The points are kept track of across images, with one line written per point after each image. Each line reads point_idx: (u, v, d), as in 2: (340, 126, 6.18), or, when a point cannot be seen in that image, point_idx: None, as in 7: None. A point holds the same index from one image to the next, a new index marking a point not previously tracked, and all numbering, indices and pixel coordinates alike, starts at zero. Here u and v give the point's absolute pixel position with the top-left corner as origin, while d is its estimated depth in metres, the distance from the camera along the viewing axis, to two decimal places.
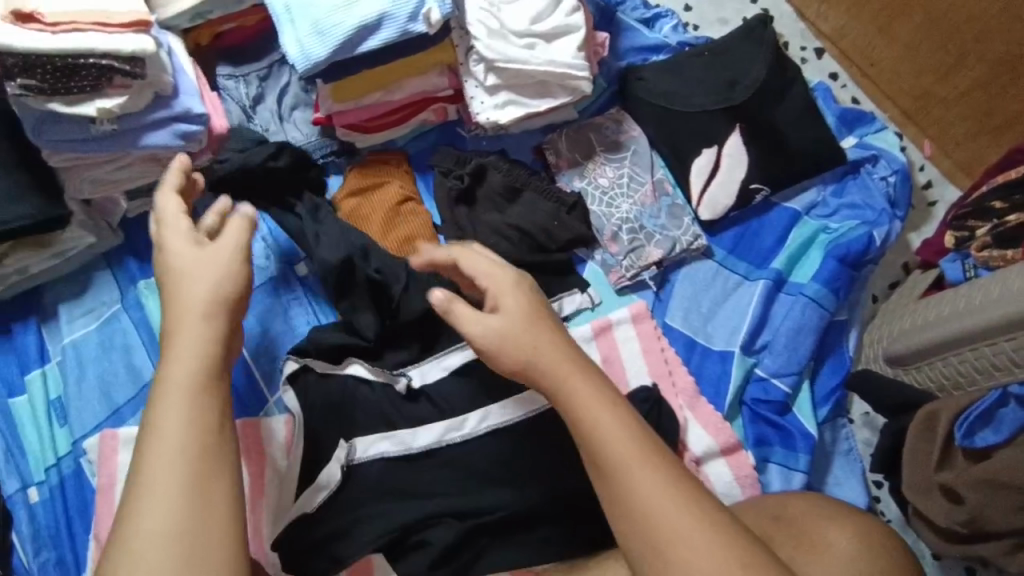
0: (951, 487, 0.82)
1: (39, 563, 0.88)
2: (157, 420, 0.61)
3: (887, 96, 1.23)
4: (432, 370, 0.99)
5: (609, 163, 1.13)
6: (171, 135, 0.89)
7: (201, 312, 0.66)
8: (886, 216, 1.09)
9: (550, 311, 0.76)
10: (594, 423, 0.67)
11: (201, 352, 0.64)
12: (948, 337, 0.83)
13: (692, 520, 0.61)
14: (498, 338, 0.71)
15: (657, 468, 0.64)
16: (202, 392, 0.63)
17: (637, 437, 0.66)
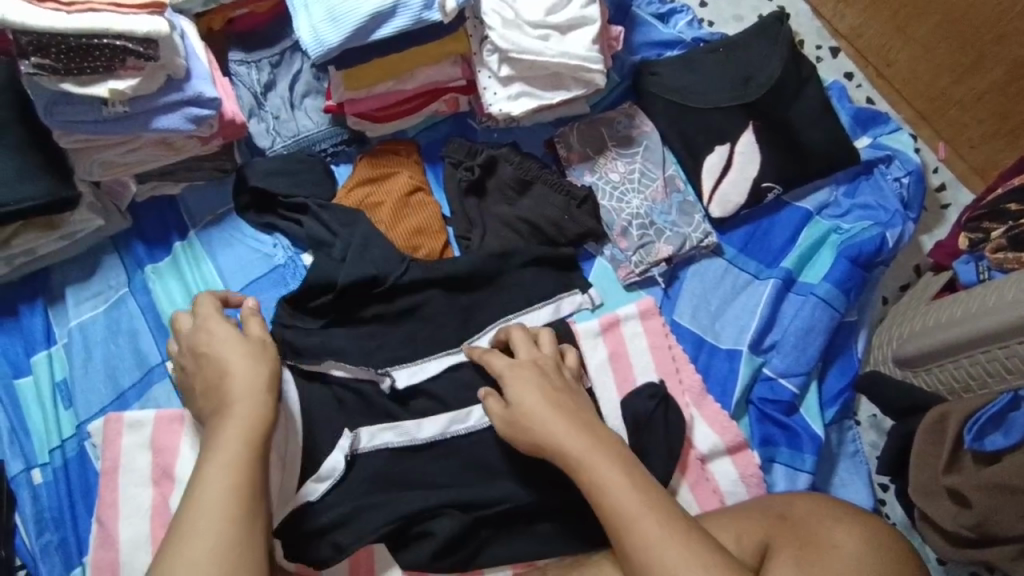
0: (958, 490, 0.81)
1: (41, 545, 0.88)
2: (203, 470, 0.69)
3: (903, 97, 1.22)
4: (426, 368, 0.97)
5: (620, 157, 1.12)
6: (182, 118, 0.89)
7: (256, 384, 0.76)
8: (899, 217, 1.09)
9: (548, 377, 0.85)
10: (600, 481, 0.73)
11: (241, 411, 0.73)
12: (961, 339, 0.82)
13: (691, 559, 0.67)
14: (505, 425, 0.82)
15: (661, 517, 0.70)
16: (244, 442, 0.71)
17: (643, 490, 0.72)
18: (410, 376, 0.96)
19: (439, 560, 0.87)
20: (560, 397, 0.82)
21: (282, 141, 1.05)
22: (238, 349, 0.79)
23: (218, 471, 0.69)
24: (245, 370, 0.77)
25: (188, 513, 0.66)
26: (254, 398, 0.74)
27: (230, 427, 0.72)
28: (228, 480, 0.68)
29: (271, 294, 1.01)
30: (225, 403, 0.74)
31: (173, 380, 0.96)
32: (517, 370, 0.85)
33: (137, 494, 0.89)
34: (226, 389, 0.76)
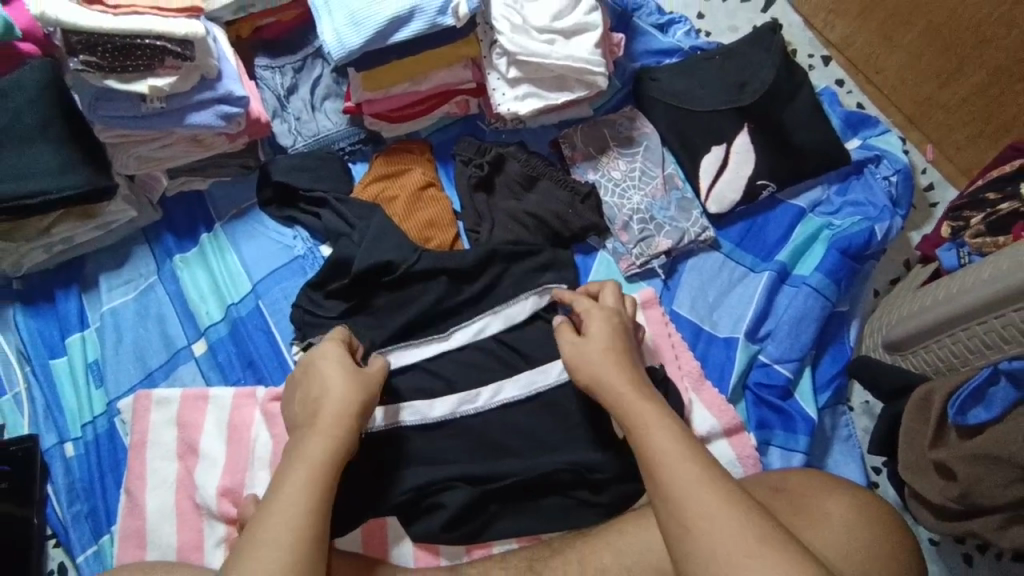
0: (944, 464, 0.85)
1: (72, 514, 0.93)
2: (290, 471, 0.75)
3: (892, 102, 1.29)
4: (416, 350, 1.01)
5: (622, 157, 1.18)
6: (214, 115, 0.96)
7: (341, 411, 0.79)
8: (888, 212, 1.14)
9: (622, 332, 0.89)
10: (642, 423, 0.78)
11: (329, 436, 0.77)
12: (942, 319, 0.87)
13: (717, 498, 0.70)
14: (570, 355, 0.87)
15: (696, 461, 0.73)
16: (324, 468, 0.75)
17: (683, 438, 0.76)
18: (402, 356, 1.00)
19: (448, 531, 0.92)
20: (626, 351, 0.86)
21: (303, 140, 1.12)
22: (336, 380, 0.82)
23: (297, 488, 0.73)
24: (341, 397, 0.80)
25: (260, 526, 0.71)
26: (343, 423, 0.79)
27: (313, 446, 0.76)
28: (305, 497, 0.73)
29: (290, 282, 1.07)
30: (318, 423, 0.78)
31: (198, 362, 1.02)
32: (604, 313, 0.90)
33: (163, 467, 0.94)
34: (318, 415, 0.79)
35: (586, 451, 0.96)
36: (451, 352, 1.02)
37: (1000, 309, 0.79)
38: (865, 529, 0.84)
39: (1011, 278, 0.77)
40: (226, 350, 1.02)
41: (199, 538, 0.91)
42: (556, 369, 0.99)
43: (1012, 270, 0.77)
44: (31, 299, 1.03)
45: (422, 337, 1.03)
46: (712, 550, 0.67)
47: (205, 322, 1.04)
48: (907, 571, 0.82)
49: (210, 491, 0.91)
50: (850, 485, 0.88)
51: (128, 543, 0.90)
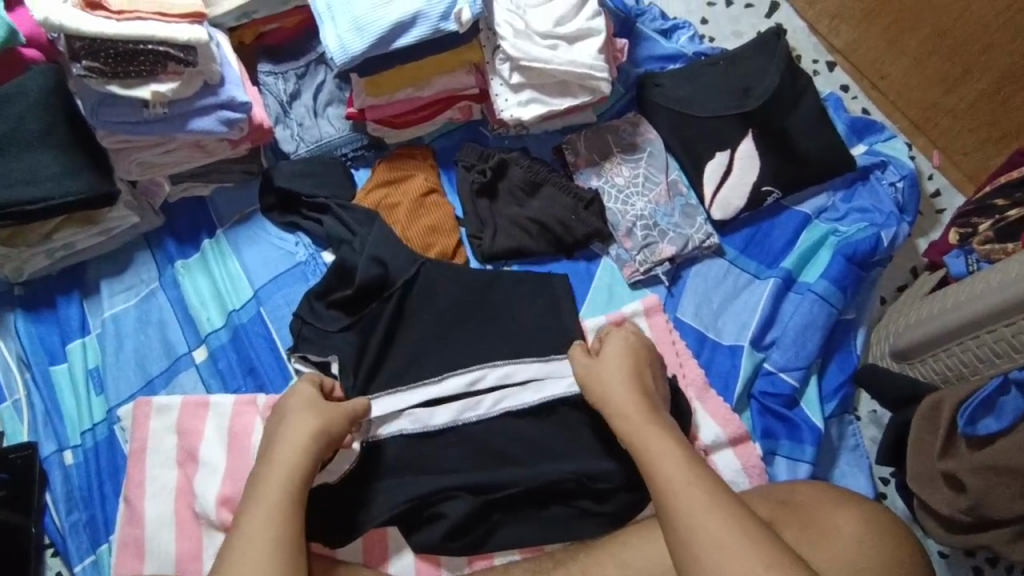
0: (953, 474, 0.84)
1: (70, 523, 0.92)
2: (249, 513, 0.77)
3: (898, 108, 1.28)
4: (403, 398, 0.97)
5: (625, 163, 1.18)
6: (216, 121, 0.95)
7: (300, 445, 0.82)
8: (895, 218, 1.12)
9: (640, 354, 0.91)
10: (650, 450, 0.79)
11: (284, 465, 0.80)
12: (949, 329, 0.86)
13: (725, 525, 0.71)
14: (584, 376, 0.90)
15: (703, 488, 0.74)
16: (283, 495, 0.78)
17: (691, 463, 0.77)
18: (388, 404, 0.97)
19: (450, 540, 0.91)
20: (637, 374, 0.88)
21: (306, 146, 1.12)
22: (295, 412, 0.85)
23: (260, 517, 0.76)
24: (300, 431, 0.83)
25: (229, 560, 0.74)
26: (300, 456, 0.81)
27: (271, 485, 0.79)
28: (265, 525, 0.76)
29: (292, 290, 1.06)
30: (275, 454, 0.81)
31: (199, 368, 1.02)
32: (623, 336, 0.92)
33: (163, 474, 0.93)
34: (270, 451, 0.82)
35: (589, 460, 0.95)
36: (454, 359, 1.01)
37: (1010, 317, 0.78)
38: (874, 543, 0.83)
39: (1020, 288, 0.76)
40: (227, 358, 1.02)
41: (198, 547, 0.90)
42: (562, 380, 0.99)
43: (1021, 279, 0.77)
44: (32, 304, 1.03)
45: (424, 345, 1.02)
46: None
47: (206, 329, 1.03)
48: None
49: (210, 500, 0.91)
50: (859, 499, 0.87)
51: (126, 552, 0.90)
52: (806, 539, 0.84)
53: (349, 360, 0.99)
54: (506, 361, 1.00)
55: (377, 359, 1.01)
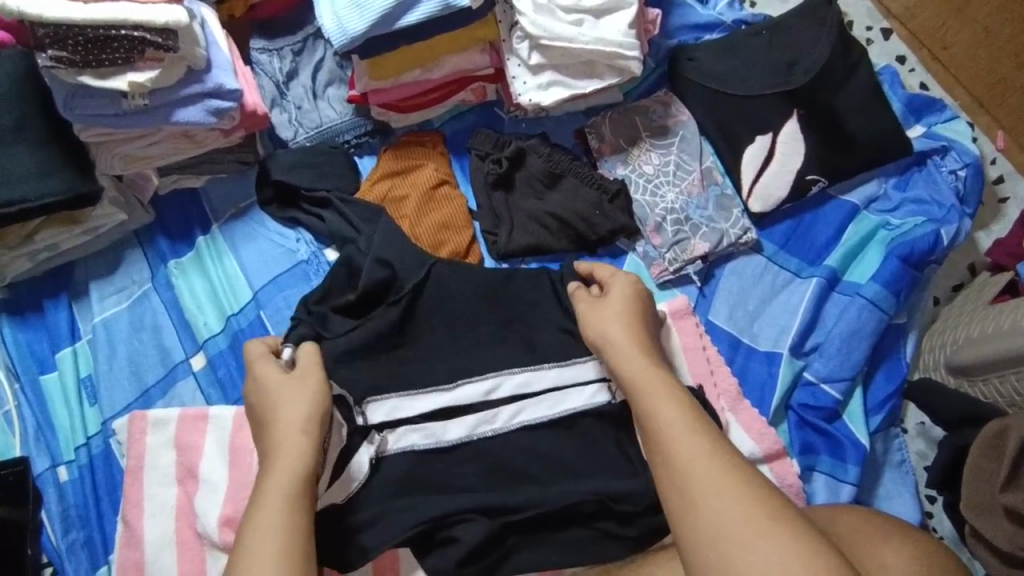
0: (1017, 509, 0.76)
1: (67, 543, 0.87)
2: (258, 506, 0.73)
3: (961, 82, 1.14)
4: (404, 407, 0.91)
5: (655, 149, 1.07)
6: (203, 111, 0.86)
7: (299, 429, 0.78)
8: (955, 213, 1.01)
9: (645, 303, 0.88)
10: (651, 396, 0.75)
11: (294, 438, 0.77)
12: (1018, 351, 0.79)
13: (722, 474, 0.65)
14: (586, 316, 0.86)
15: (703, 435, 0.69)
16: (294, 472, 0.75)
17: (690, 415, 0.72)
18: (386, 411, 0.91)
19: (465, 566, 0.86)
20: (639, 322, 0.84)
21: (305, 133, 1.03)
22: (288, 389, 0.82)
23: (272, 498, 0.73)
24: (308, 408, 0.80)
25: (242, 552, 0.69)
26: (302, 443, 0.77)
27: (278, 475, 0.75)
28: (280, 504, 0.72)
29: (293, 290, 0.99)
30: (277, 438, 0.78)
31: (197, 377, 0.96)
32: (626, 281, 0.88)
33: (162, 492, 0.88)
34: (278, 426, 0.79)
35: (614, 481, 0.88)
36: (467, 369, 0.94)
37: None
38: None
39: None
40: (226, 366, 0.95)
41: (202, 570, 0.86)
42: (585, 393, 0.92)
43: None
44: (18, 308, 0.96)
45: (435, 353, 0.95)
46: (716, 526, 0.62)
47: (204, 334, 0.96)
48: None
49: (211, 521, 0.86)
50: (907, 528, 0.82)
51: None
52: None
53: (356, 371, 0.92)
54: (524, 368, 0.93)
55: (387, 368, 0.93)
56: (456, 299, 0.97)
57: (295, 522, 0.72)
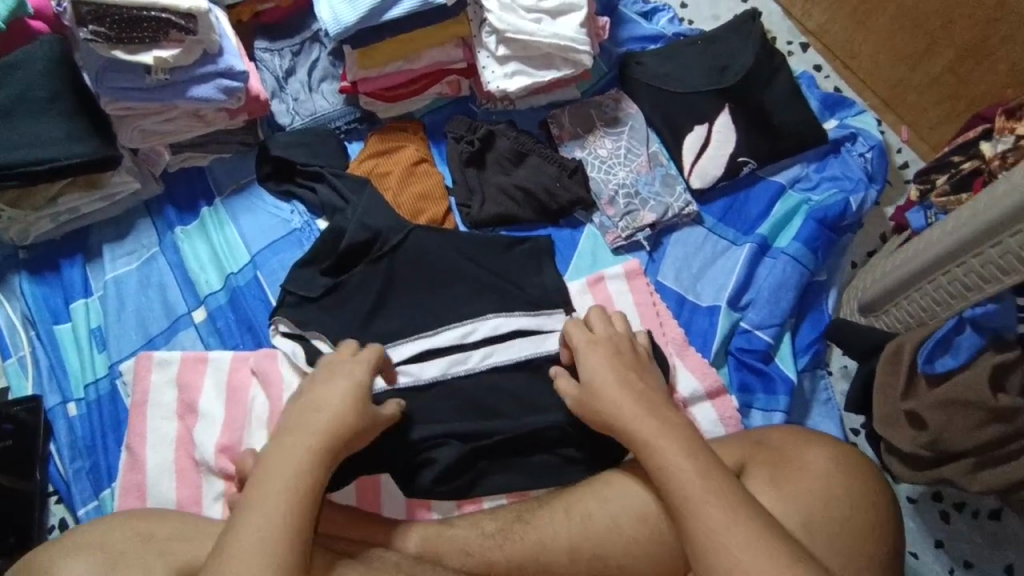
0: (915, 412, 0.88)
1: (74, 470, 0.96)
2: (250, 506, 0.68)
3: (868, 85, 1.34)
4: (401, 351, 1.03)
5: (608, 136, 1.23)
6: (214, 88, 1.00)
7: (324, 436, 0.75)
8: (863, 184, 1.18)
9: (632, 365, 0.87)
10: (665, 460, 0.75)
11: (316, 443, 0.74)
12: (901, 282, 0.93)
13: (716, 496, 0.71)
14: (579, 406, 0.85)
15: (721, 497, 0.71)
16: (303, 478, 0.70)
17: (709, 472, 0.73)
18: (383, 359, 1.02)
19: (440, 484, 0.96)
20: (627, 366, 0.86)
21: (301, 119, 1.17)
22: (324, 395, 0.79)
23: (271, 500, 0.68)
24: (341, 414, 0.77)
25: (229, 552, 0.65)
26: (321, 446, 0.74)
27: (287, 467, 0.71)
28: (292, 506, 0.68)
29: (286, 254, 1.11)
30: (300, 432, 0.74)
31: (198, 328, 1.06)
32: (596, 344, 0.89)
33: (163, 426, 0.97)
34: (307, 421, 0.76)
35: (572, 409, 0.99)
36: (444, 318, 1.06)
37: (997, 237, 0.76)
38: (842, 479, 0.87)
39: (950, 238, 0.82)
40: (225, 318, 1.06)
41: (199, 493, 0.94)
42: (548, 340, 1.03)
43: (951, 229, 0.83)
44: (36, 267, 1.07)
45: (416, 306, 1.07)
46: None
47: (205, 290, 1.07)
48: (879, 518, 0.86)
49: (209, 448, 0.95)
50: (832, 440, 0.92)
51: (128, 497, 0.93)
52: (777, 478, 0.87)
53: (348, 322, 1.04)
54: (495, 316, 1.05)
55: (373, 308, 1.05)
56: (432, 259, 1.08)
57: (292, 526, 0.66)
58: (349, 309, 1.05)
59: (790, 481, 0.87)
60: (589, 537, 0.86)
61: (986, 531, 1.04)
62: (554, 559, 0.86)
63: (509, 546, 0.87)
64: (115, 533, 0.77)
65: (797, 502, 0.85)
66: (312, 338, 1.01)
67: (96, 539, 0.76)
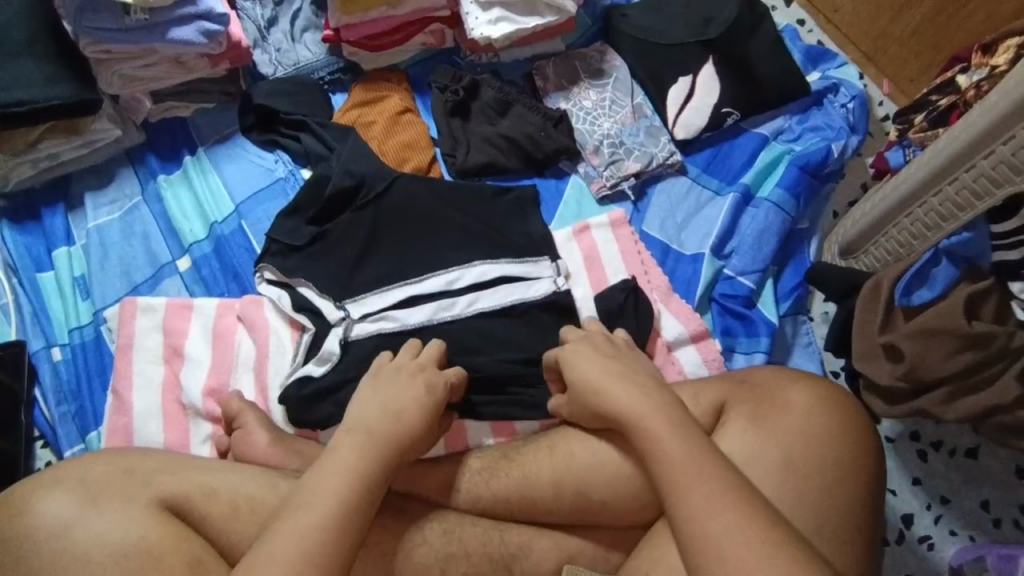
0: (893, 345, 0.90)
1: (59, 413, 0.96)
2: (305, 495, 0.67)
3: (850, 39, 1.35)
4: (391, 296, 1.00)
5: (593, 88, 1.24)
6: (194, 31, 1.02)
7: (376, 428, 0.74)
8: (844, 133, 1.19)
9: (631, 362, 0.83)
10: (652, 434, 0.73)
11: (381, 444, 0.73)
12: (879, 220, 0.95)
13: (679, 444, 0.71)
14: (574, 397, 0.82)
15: (710, 470, 0.68)
16: (365, 473, 0.70)
17: (694, 446, 0.71)
18: (367, 306, 0.99)
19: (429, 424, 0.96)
20: (617, 365, 0.82)
21: (283, 69, 1.16)
22: (401, 392, 0.79)
23: (333, 496, 0.67)
24: (411, 411, 0.77)
25: (280, 534, 0.64)
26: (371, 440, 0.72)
27: (341, 455, 0.70)
28: (348, 496, 0.67)
29: (271, 204, 1.10)
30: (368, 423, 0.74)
31: (182, 276, 1.05)
32: (593, 345, 0.86)
33: (149, 370, 0.97)
34: (367, 416, 0.75)
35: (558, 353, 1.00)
36: (429, 263, 1.03)
37: (988, 147, 0.77)
38: (830, 415, 0.82)
39: (926, 168, 0.85)
40: (209, 267, 1.05)
41: (186, 436, 0.94)
42: (538, 287, 1.02)
43: (926, 160, 0.86)
44: (17, 216, 1.07)
45: (400, 254, 1.04)
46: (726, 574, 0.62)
47: (189, 239, 1.07)
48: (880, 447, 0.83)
49: (195, 391, 0.95)
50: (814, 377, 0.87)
51: (115, 438, 0.93)
52: (764, 414, 0.82)
53: (330, 270, 1.01)
54: (482, 261, 1.03)
55: (359, 255, 1.03)
56: (418, 207, 1.06)
57: (348, 517, 0.66)
58: (333, 259, 1.02)
59: (771, 417, 0.82)
60: (574, 473, 0.83)
61: (963, 469, 1.07)
62: (538, 495, 0.84)
63: (494, 482, 0.86)
64: (95, 467, 0.73)
65: (782, 440, 0.80)
66: (298, 285, 1.00)
67: (76, 471, 0.72)
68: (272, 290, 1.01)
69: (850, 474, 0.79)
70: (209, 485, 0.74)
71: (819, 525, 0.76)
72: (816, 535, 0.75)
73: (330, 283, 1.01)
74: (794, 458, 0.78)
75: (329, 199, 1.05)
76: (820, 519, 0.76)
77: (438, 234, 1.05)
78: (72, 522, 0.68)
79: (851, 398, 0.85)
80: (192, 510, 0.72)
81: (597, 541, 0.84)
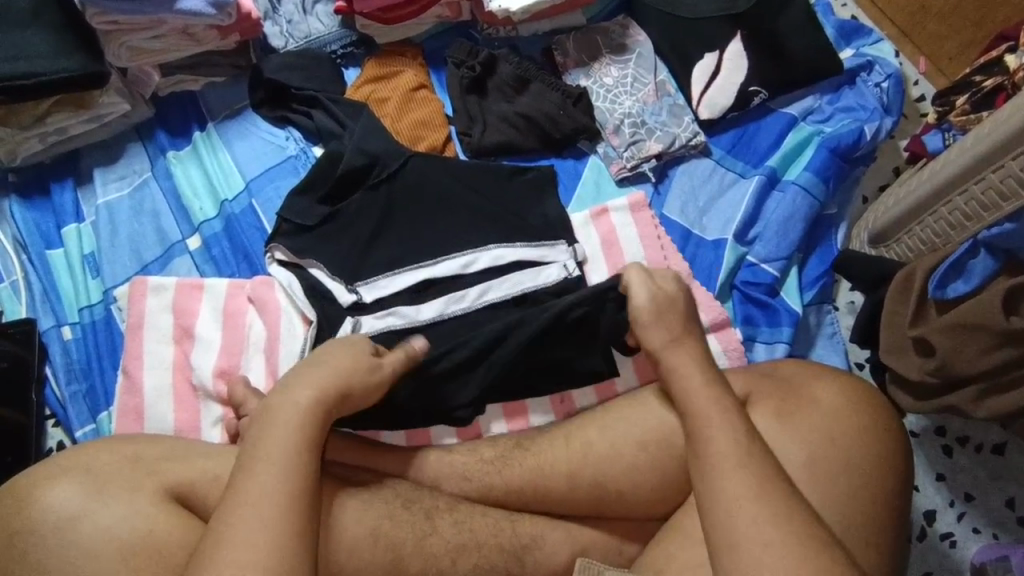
0: (923, 339, 0.86)
1: (70, 393, 0.96)
2: (248, 471, 0.65)
3: (887, 16, 1.29)
4: (401, 279, 0.98)
5: (614, 64, 1.19)
6: (204, 1, 0.99)
7: (313, 398, 0.70)
8: (878, 114, 1.14)
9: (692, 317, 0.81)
10: (704, 424, 0.69)
11: (317, 399, 0.70)
12: (914, 207, 0.91)
13: (709, 431, 0.68)
14: None
15: (753, 465, 0.64)
16: (302, 437, 0.67)
17: (745, 443, 0.66)
18: (378, 290, 0.97)
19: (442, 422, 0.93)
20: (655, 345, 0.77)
21: (295, 42, 1.13)
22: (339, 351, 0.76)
23: (274, 466, 0.65)
24: (340, 366, 0.74)
25: (232, 513, 0.62)
26: (313, 411, 0.70)
27: (283, 429, 0.67)
28: (285, 470, 0.65)
29: (283, 181, 1.07)
30: (297, 387, 0.71)
31: (193, 256, 1.03)
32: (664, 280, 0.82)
33: (159, 350, 0.95)
34: (303, 379, 0.72)
35: None
36: (443, 244, 1.00)
37: None
38: (854, 413, 0.79)
39: (971, 152, 0.81)
40: (220, 246, 1.03)
41: (196, 418, 0.93)
42: (555, 272, 0.99)
43: (970, 145, 0.81)
44: (27, 192, 1.06)
45: (414, 236, 1.01)
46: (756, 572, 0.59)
47: (199, 218, 1.05)
48: (905, 445, 0.80)
49: (205, 372, 0.94)
50: (838, 372, 0.84)
51: (125, 419, 0.92)
52: (787, 408, 0.80)
53: (342, 254, 0.99)
54: (496, 245, 1.00)
55: (371, 238, 1.00)
56: (429, 188, 1.03)
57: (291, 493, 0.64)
58: (347, 239, 0.99)
59: (797, 413, 0.79)
60: (589, 462, 0.81)
61: (989, 465, 1.03)
62: (552, 484, 0.82)
63: (507, 472, 0.84)
64: (102, 456, 0.72)
65: (805, 437, 0.77)
66: (310, 267, 0.99)
67: (82, 459, 0.71)
68: (282, 270, 0.99)
69: (874, 473, 0.76)
70: (215, 473, 0.73)
71: (842, 527, 0.73)
72: (839, 536, 0.73)
73: (343, 265, 0.98)
74: (814, 453, 0.76)
75: (339, 178, 1.01)
76: (844, 520, 0.73)
77: (451, 216, 1.02)
78: (78, 512, 0.67)
79: (878, 397, 0.82)
80: (200, 497, 0.72)
81: (611, 532, 0.83)
